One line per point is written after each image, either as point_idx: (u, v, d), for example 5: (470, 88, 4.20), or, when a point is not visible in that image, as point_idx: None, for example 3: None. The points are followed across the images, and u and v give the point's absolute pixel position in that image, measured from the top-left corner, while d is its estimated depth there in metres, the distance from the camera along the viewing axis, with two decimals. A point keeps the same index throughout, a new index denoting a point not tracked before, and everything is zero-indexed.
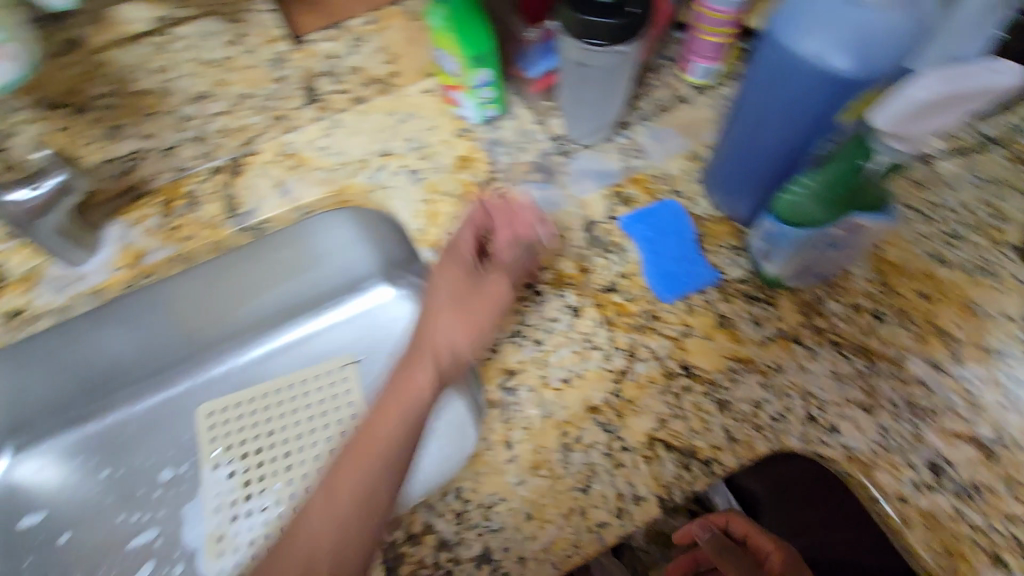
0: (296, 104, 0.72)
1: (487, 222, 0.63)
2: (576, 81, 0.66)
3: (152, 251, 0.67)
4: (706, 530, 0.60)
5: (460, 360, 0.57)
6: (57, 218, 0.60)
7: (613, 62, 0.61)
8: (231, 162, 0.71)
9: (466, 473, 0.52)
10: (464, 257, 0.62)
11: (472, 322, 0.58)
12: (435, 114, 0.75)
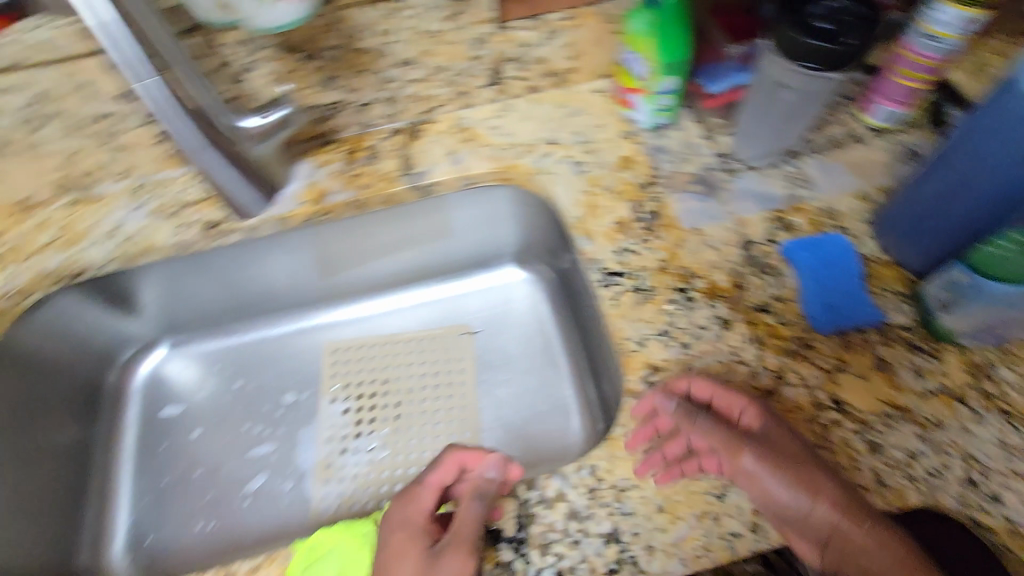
0: (479, 83, 0.76)
1: (417, 497, 0.53)
2: (766, 99, 0.66)
3: (334, 192, 0.73)
4: (666, 399, 0.55)
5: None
6: (272, 145, 0.67)
7: (817, 88, 0.61)
8: (411, 126, 0.77)
9: (602, 453, 0.54)
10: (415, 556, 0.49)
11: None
12: (603, 114, 0.77)
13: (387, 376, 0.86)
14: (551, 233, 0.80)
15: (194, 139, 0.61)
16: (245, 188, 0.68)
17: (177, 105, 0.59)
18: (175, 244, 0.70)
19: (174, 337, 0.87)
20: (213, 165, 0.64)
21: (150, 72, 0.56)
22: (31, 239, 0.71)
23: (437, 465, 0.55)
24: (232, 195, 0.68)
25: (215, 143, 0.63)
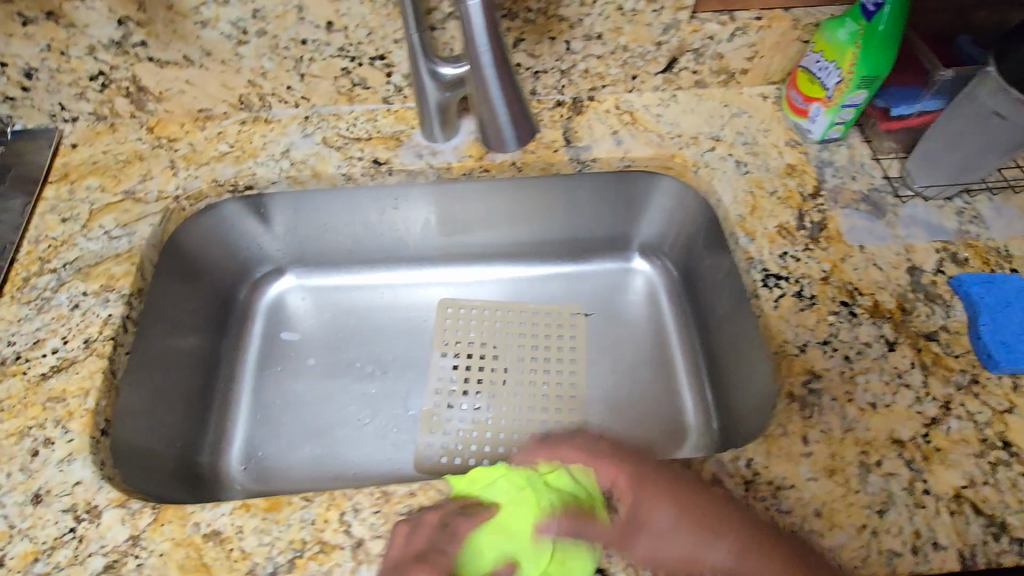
0: (652, 69, 0.75)
1: (439, 566, 0.47)
2: (966, 132, 0.63)
3: (496, 152, 0.73)
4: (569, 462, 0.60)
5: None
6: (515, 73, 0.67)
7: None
8: (574, 101, 0.78)
9: (759, 448, 0.54)
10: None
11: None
12: (768, 119, 0.76)
13: (498, 341, 0.87)
14: (699, 233, 0.80)
15: (489, 61, 0.61)
16: (514, 126, 0.70)
17: (489, 27, 0.59)
18: (341, 175, 0.72)
19: (301, 268, 0.89)
20: (495, 88, 0.64)
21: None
22: (207, 147, 0.73)
23: (450, 527, 0.50)
24: (500, 125, 0.69)
25: (500, 69, 0.62)
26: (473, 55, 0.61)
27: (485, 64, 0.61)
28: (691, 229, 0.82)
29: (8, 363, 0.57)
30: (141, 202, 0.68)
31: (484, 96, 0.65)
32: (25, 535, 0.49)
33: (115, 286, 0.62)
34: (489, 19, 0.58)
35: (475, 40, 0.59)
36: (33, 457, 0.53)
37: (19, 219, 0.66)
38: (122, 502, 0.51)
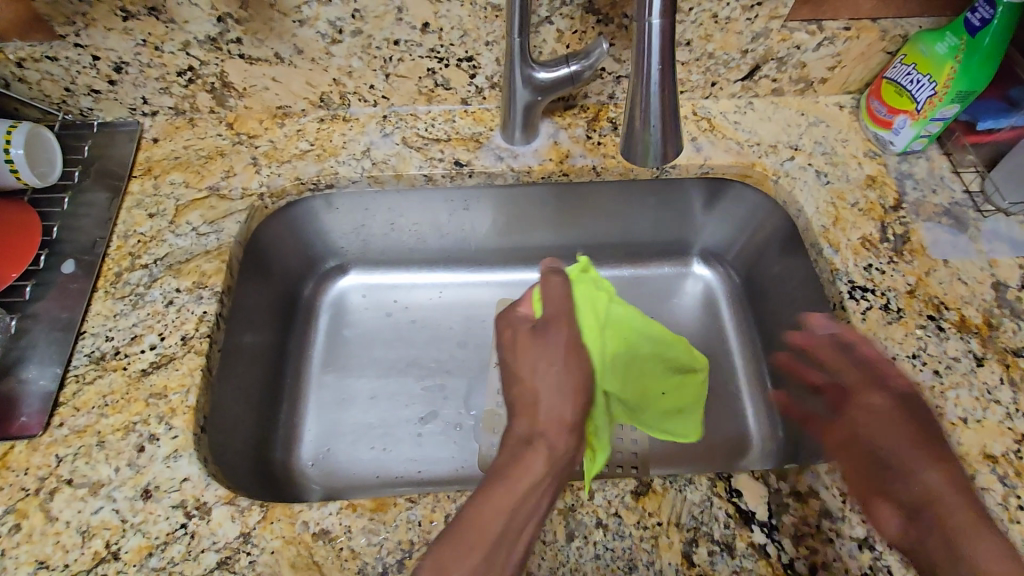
0: (733, 77, 0.75)
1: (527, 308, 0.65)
2: None
3: (577, 155, 0.74)
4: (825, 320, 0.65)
5: (575, 431, 0.53)
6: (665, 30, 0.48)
7: None
8: None
9: (853, 460, 0.54)
10: (574, 361, 0.57)
11: (564, 380, 0.55)
12: (845, 129, 0.76)
13: None
14: (766, 243, 0.81)
15: (657, 73, 0.50)
16: (663, 125, 0.53)
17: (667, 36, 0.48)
18: (422, 175, 0.73)
19: (363, 266, 0.89)
20: (652, 80, 0.50)
21: (662, 11, 0.47)
22: (289, 145, 0.73)
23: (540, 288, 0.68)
24: (650, 138, 0.54)
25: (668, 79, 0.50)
26: (640, 62, 0.49)
27: (653, 77, 0.50)
28: (758, 237, 0.83)
29: (107, 358, 0.57)
30: (226, 199, 0.68)
31: (638, 92, 0.51)
32: (137, 529, 0.49)
33: (207, 284, 0.62)
34: (669, 30, 0.48)
35: (647, 52, 0.49)
36: (139, 453, 0.52)
37: (106, 213, 0.66)
38: (230, 499, 0.51)
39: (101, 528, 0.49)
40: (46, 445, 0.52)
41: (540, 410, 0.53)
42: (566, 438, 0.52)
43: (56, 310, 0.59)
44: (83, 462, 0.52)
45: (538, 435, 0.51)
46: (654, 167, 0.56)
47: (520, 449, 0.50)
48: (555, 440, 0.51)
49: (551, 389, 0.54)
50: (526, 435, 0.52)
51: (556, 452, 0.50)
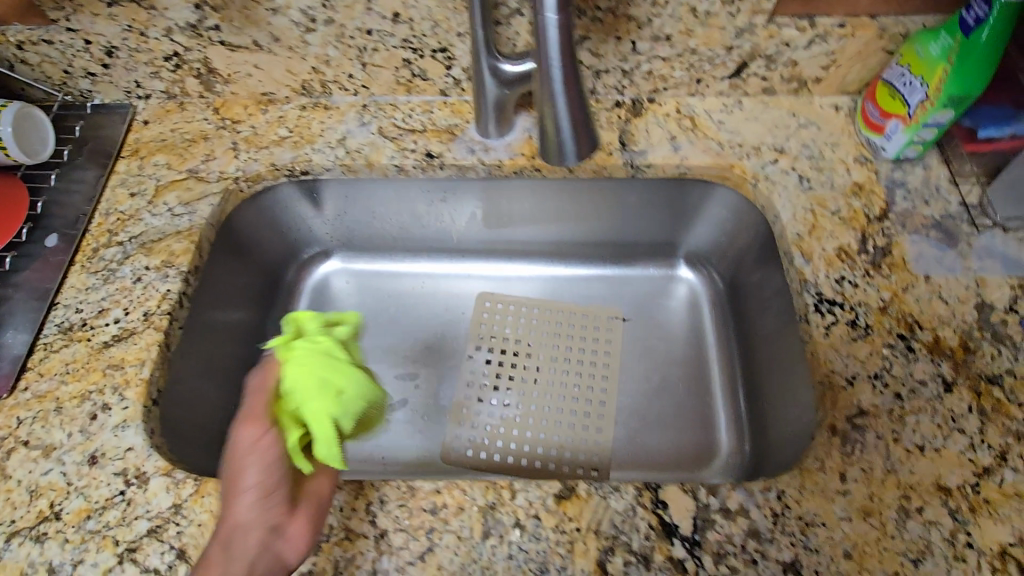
0: (719, 74, 0.72)
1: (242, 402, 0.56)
2: None
3: None
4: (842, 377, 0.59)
5: (263, 525, 0.47)
6: (557, 27, 0.51)
7: None
8: (634, 102, 0.75)
9: (792, 480, 0.52)
10: (261, 451, 0.50)
11: (255, 469, 0.49)
12: (837, 132, 0.71)
13: (532, 340, 0.87)
14: (749, 248, 0.78)
15: (558, 75, 0.54)
16: (570, 124, 0.57)
17: (564, 33, 0.51)
18: (393, 166, 0.73)
19: (346, 252, 0.91)
20: (554, 77, 0.54)
21: (557, 7, 0.50)
22: (269, 131, 0.75)
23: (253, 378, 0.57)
24: (561, 137, 0.59)
25: (571, 80, 0.55)
26: (540, 59, 0.53)
27: (553, 74, 0.54)
28: (741, 240, 0.79)
29: (74, 329, 0.61)
30: (202, 181, 0.71)
31: (544, 87, 0.56)
32: (80, 492, 0.53)
33: (175, 263, 0.65)
34: (564, 27, 0.51)
35: (548, 54, 0.53)
36: (92, 421, 0.56)
37: (91, 191, 0.70)
38: (167, 471, 0.53)
39: (48, 488, 0.53)
40: (11, 407, 0.57)
41: (228, 508, 0.47)
42: (248, 537, 0.46)
43: (35, 282, 0.64)
44: (40, 425, 0.56)
45: (222, 539, 0.46)
46: (569, 164, 0.61)
47: (203, 563, 0.45)
48: (235, 542, 0.46)
49: (238, 482, 0.48)
50: (214, 542, 0.46)
51: (234, 554, 0.45)
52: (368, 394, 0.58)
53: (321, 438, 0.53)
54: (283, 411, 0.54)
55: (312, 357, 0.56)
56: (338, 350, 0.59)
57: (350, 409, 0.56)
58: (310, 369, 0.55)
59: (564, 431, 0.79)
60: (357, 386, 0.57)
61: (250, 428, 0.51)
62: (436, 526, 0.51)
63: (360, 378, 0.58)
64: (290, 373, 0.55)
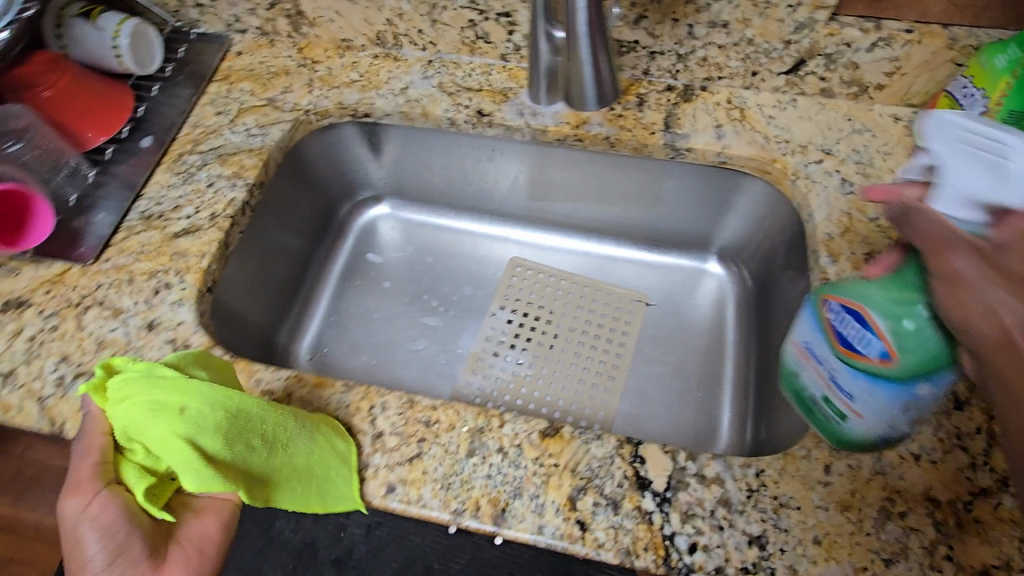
0: (776, 69, 0.73)
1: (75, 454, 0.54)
2: None
3: (593, 124, 0.76)
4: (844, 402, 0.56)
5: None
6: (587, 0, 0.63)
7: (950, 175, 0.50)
8: (686, 88, 0.77)
9: (775, 463, 0.52)
10: (92, 518, 0.49)
11: (96, 536, 0.49)
12: (892, 142, 0.70)
13: (555, 309, 0.90)
14: (781, 248, 0.78)
15: (587, 32, 0.66)
16: (595, 83, 0.72)
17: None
18: (447, 118, 0.78)
19: (395, 199, 0.97)
20: (585, 42, 0.67)
21: None
22: (343, 73, 0.83)
23: (83, 428, 0.54)
24: (586, 90, 0.73)
25: (596, 36, 0.67)
26: (572, 26, 0.65)
27: (583, 36, 0.66)
28: (775, 240, 0.79)
29: (154, 218, 0.70)
30: (279, 110, 0.80)
31: (572, 52, 0.68)
32: (137, 350, 0.61)
33: (243, 175, 0.73)
34: None
35: (577, 18, 0.65)
36: (156, 295, 0.64)
37: (185, 105, 0.80)
38: (209, 347, 0.61)
39: (111, 342, 0.61)
40: (93, 272, 0.66)
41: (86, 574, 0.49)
42: None
43: (127, 174, 0.73)
44: (113, 290, 0.65)
45: None
46: (585, 108, 0.76)
47: None
48: None
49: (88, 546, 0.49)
50: None
51: None
52: (220, 398, 0.51)
53: (183, 467, 0.49)
54: (131, 464, 0.52)
55: (129, 390, 0.52)
56: (161, 367, 0.53)
57: (205, 425, 0.50)
58: (136, 403, 0.51)
59: (569, 396, 0.81)
60: (195, 401, 0.50)
61: (81, 491, 0.50)
62: (427, 437, 0.55)
63: (202, 387, 0.51)
64: (121, 415, 0.52)
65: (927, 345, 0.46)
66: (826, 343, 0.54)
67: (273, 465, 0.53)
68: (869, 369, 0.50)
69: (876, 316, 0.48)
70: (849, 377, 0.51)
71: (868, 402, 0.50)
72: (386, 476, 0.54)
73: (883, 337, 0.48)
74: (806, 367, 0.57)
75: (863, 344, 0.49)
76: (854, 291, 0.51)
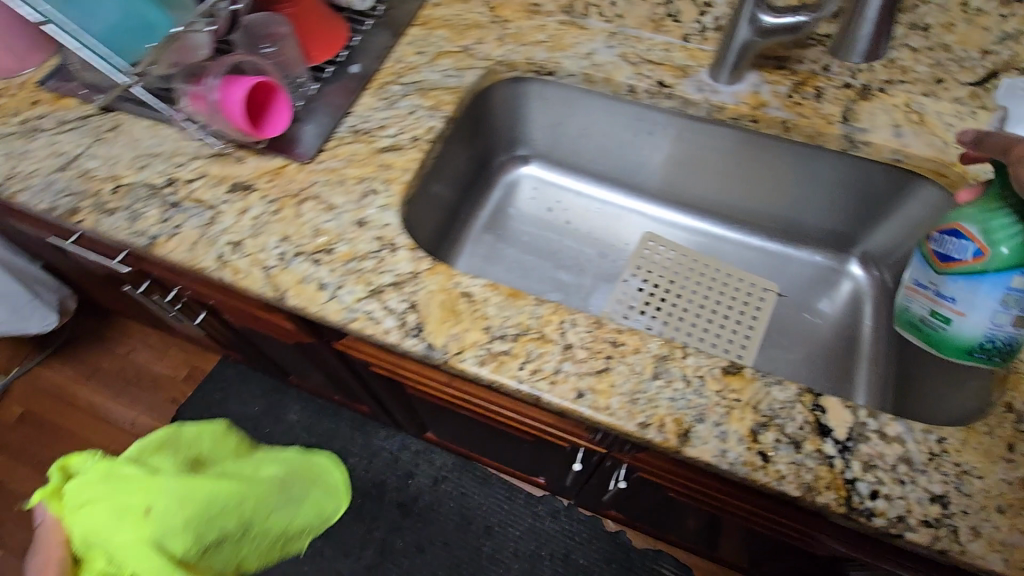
0: (964, 78, 0.77)
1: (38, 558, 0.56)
2: None
3: (772, 107, 0.79)
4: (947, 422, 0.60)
5: None
6: None
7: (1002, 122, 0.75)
8: (864, 87, 0.79)
9: (959, 434, 0.54)
10: None
11: None
12: None
13: (685, 285, 0.91)
14: None
15: None
16: (870, 37, 0.77)
17: None
18: (628, 85, 0.83)
19: (544, 161, 1.02)
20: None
21: None
22: (532, 33, 0.89)
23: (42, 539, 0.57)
24: (857, 44, 0.78)
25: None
26: None
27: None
28: None
29: (361, 133, 0.78)
30: (472, 57, 0.86)
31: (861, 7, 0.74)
32: (348, 241, 0.68)
33: (441, 109, 0.80)
34: None
35: None
36: (366, 198, 0.71)
37: (389, 42, 0.87)
38: (412, 249, 0.67)
39: (326, 231, 0.68)
40: (310, 172, 0.74)
41: None
42: None
43: (338, 93, 0.81)
44: (327, 188, 0.72)
45: None
46: (837, 60, 0.81)
47: None
48: None
49: None
50: None
51: None
52: (184, 492, 0.57)
53: None
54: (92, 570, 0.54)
55: (90, 494, 0.56)
56: (120, 466, 0.57)
57: (171, 525, 0.55)
58: (99, 512, 0.55)
59: None
60: (164, 500, 0.56)
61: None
62: (614, 356, 0.59)
63: (165, 484, 0.57)
64: (81, 522, 0.55)
65: (1012, 236, 0.57)
66: (928, 266, 0.65)
67: (230, 556, 0.63)
68: (968, 271, 0.60)
69: (971, 226, 0.60)
70: (952, 286, 0.62)
71: (970, 300, 0.60)
72: (576, 382, 0.58)
73: (976, 238, 0.59)
74: (912, 296, 0.67)
75: (960, 250, 0.60)
76: (952, 215, 0.63)
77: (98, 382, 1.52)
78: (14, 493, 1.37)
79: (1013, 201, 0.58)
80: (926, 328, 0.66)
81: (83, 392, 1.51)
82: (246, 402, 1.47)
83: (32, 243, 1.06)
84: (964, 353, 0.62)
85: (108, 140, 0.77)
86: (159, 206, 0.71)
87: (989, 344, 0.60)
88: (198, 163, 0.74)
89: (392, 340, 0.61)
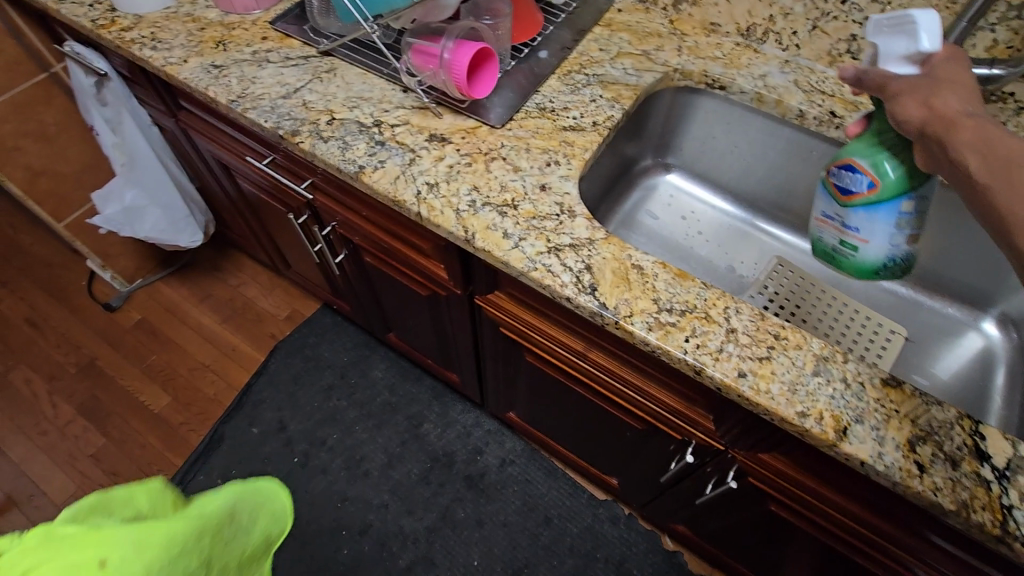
0: None
1: None
2: None
3: None
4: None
5: None
6: None
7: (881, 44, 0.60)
8: None
9: None
10: None
11: None
12: None
13: (813, 313, 0.90)
14: None
15: None
16: None
17: None
18: (798, 110, 0.87)
19: (686, 172, 1.07)
20: None
21: None
22: (708, 49, 0.94)
23: None
24: None
25: None
26: None
27: None
28: None
29: (547, 111, 0.85)
30: (651, 61, 0.92)
31: None
32: (531, 202, 0.74)
33: (620, 102, 0.86)
34: None
35: None
36: (549, 167, 0.78)
37: (576, 36, 0.95)
38: (590, 218, 0.72)
39: (512, 190, 0.75)
40: (499, 135, 0.81)
41: None
42: None
43: (528, 72, 0.89)
44: (514, 152, 0.79)
45: None
46: None
47: None
48: None
49: None
50: None
51: None
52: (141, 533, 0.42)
53: None
54: None
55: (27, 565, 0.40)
56: (63, 524, 0.42)
57: None
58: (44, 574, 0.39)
59: None
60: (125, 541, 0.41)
61: None
62: (776, 346, 0.62)
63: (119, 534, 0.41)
64: None
65: (897, 164, 0.59)
66: (831, 199, 0.65)
67: None
68: (866, 203, 0.61)
69: (862, 160, 0.61)
70: (853, 217, 0.63)
71: (872, 229, 0.62)
72: (738, 362, 0.62)
73: (868, 171, 0.60)
74: (821, 228, 0.68)
75: (855, 184, 0.61)
76: (842, 153, 0.63)
77: (209, 305, 1.60)
78: (120, 390, 1.48)
79: (892, 134, 0.60)
80: (833, 257, 0.68)
81: (193, 311, 1.59)
82: (337, 349, 1.52)
83: (209, 164, 1.18)
84: (871, 273, 0.66)
85: (325, 79, 0.87)
86: (367, 141, 0.80)
87: (891, 262, 0.64)
88: (402, 112, 0.83)
89: (567, 293, 0.67)
